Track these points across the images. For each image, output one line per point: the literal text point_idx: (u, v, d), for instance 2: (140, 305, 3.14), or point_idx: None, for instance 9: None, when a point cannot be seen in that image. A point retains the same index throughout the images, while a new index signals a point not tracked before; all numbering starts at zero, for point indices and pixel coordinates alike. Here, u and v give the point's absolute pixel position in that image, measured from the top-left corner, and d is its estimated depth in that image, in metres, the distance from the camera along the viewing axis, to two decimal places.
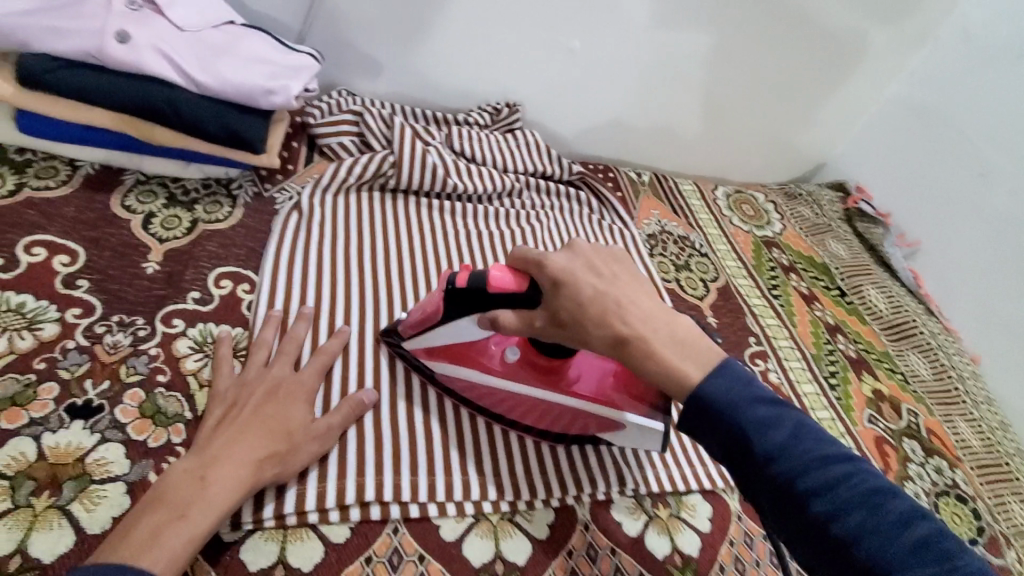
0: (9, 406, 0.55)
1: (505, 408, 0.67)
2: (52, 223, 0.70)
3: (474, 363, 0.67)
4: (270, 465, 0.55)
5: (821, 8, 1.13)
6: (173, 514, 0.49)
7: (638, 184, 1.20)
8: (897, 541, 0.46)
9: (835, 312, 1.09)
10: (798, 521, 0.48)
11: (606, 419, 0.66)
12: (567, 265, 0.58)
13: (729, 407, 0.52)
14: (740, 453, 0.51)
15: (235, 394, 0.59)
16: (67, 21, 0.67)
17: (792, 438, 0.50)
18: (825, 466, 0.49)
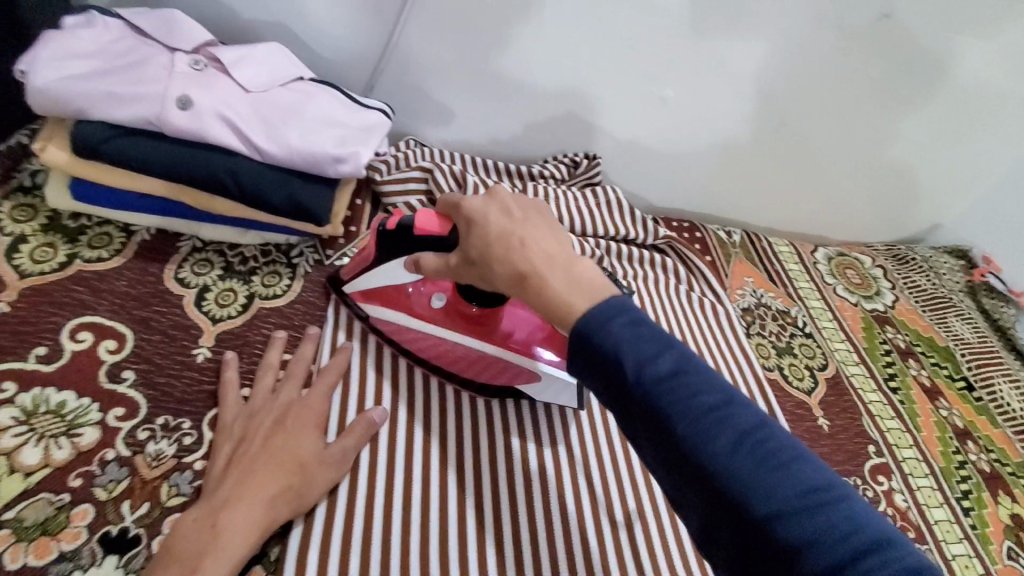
0: (39, 536, 0.48)
1: (431, 354, 0.68)
2: (101, 301, 0.64)
3: (401, 305, 0.68)
4: (284, 502, 0.53)
5: (961, 59, 0.97)
6: (187, 569, 0.47)
7: (729, 244, 1.07)
8: (770, 481, 0.39)
9: (963, 411, 0.93)
10: (664, 447, 0.41)
11: (524, 370, 0.66)
12: (481, 206, 0.54)
13: (597, 326, 0.44)
14: (604, 376, 0.44)
15: (243, 429, 0.57)
16: (126, 86, 0.61)
17: (660, 355, 0.43)
18: (693, 388, 0.41)
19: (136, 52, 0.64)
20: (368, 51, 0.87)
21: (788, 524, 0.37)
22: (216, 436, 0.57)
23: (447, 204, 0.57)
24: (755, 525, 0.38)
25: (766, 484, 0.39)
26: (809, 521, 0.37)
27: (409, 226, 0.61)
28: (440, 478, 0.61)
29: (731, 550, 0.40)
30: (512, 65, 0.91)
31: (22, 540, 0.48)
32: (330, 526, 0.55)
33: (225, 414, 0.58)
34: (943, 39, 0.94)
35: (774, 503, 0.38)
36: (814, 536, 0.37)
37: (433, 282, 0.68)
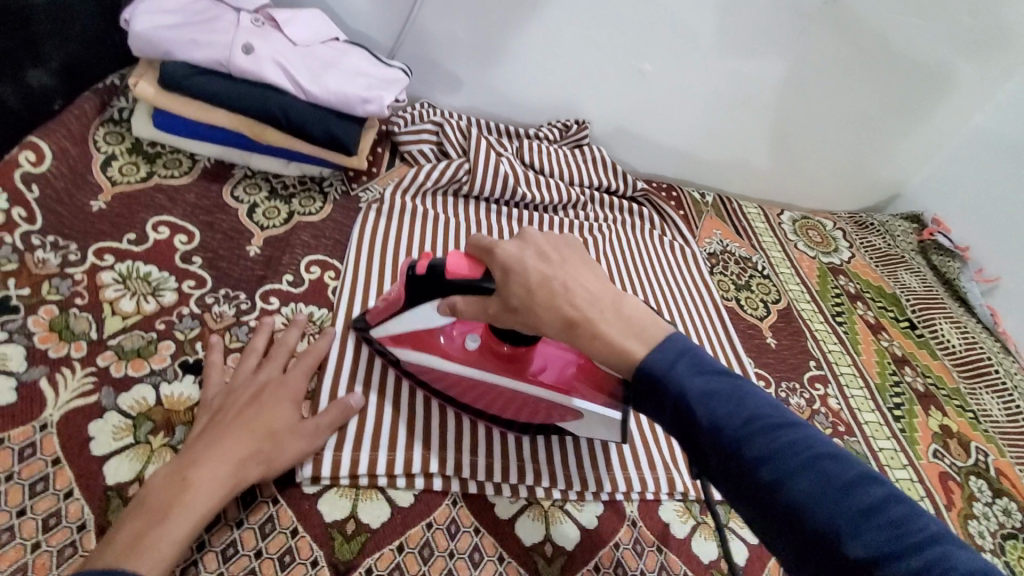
0: (135, 357, 0.63)
1: (464, 395, 0.68)
2: (176, 206, 0.80)
3: (433, 349, 0.67)
4: (253, 464, 0.56)
5: (902, 37, 1.10)
6: (156, 517, 0.50)
7: (702, 204, 1.21)
8: (848, 513, 0.42)
9: (903, 343, 1.05)
10: (751, 493, 0.46)
11: (562, 407, 0.66)
12: (516, 252, 0.59)
13: (672, 379, 0.51)
14: (685, 428, 0.50)
15: (221, 401, 0.60)
16: (203, 35, 0.78)
17: (734, 404, 0.49)
18: (772, 434, 0.47)
19: (210, 11, 0.81)
20: (389, 24, 1.03)
21: (882, 562, 0.40)
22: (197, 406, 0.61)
23: (480, 248, 0.60)
24: (851, 565, 0.41)
25: (855, 523, 0.42)
26: (893, 556, 0.40)
27: (439, 270, 0.62)
28: None
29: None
30: (511, 37, 1.06)
31: (123, 359, 0.63)
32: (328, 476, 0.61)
33: (207, 390, 0.62)
34: (885, 19, 1.08)
35: (859, 539, 0.41)
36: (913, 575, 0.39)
37: (464, 324, 0.68)
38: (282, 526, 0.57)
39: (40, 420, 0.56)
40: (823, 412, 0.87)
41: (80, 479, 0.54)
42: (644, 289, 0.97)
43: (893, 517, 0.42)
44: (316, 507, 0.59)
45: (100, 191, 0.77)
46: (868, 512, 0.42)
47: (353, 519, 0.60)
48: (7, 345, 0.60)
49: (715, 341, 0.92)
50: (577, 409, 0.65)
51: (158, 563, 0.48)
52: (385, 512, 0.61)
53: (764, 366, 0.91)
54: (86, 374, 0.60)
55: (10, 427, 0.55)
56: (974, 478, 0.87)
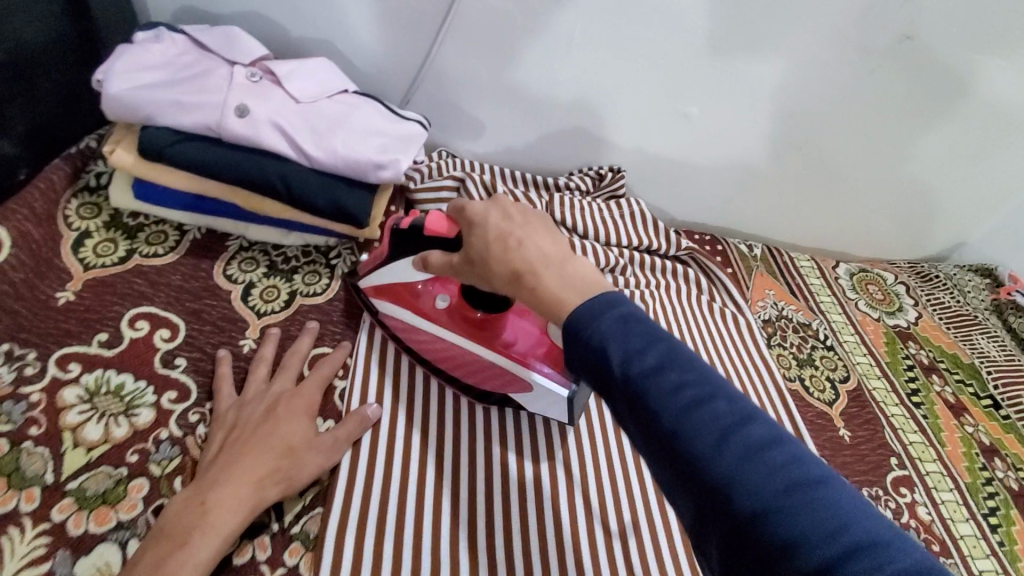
0: (99, 505, 0.52)
1: (424, 348, 0.70)
2: (158, 293, 0.68)
3: (404, 301, 0.69)
4: (273, 484, 0.54)
5: (986, 79, 0.97)
6: (175, 545, 0.48)
7: (750, 258, 1.09)
8: (751, 472, 0.37)
9: (990, 428, 0.92)
10: (652, 440, 0.41)
11: (518, 379, 0.66)
12: (483, 209, 0.55)
13: (584, 322, 0.44)
14: (592, 369, 0.44)
15: (235, 418, 0.58)
16: (190, 95, 0.67)
17: (646, 347, 0.42)
18: (681, 384, 0.40)
19: (199, 65, 0.70)
20: (406, 66, 0.92)
21: (774, 522, 0.35)
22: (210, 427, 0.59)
23: (453, 208, 0.58)
24: (740, 519, 0.36)
25: (753, 480, 0.37)
26: (791, 523, 0.35)
27: (419, 226, 0.62)
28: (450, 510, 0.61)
29: (722, 549, 0.38)
30: (541, 77, 0.95)
31: (84, 509, 0.51)
32: None
33: (219, 405, 0.60)
34: (970, 60, 0.94)
35: (756, 501, 0.36)
36: (805, 539, 0.35)
37: (441, 282, 0.69)
38: None
39: None
40: (913, 526, 0.75)
41: None
42: None
43: (798, 477, 0.37)
44: None
45: (68, 278, 0.66)
46: (769, 471, 0.37)
47: None
48: None
49: None
50: (528, 380, 0.65)
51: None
52: None
53: (840, 467, 0.79)
54: (37, 536, 0.49)
55: None
56: None
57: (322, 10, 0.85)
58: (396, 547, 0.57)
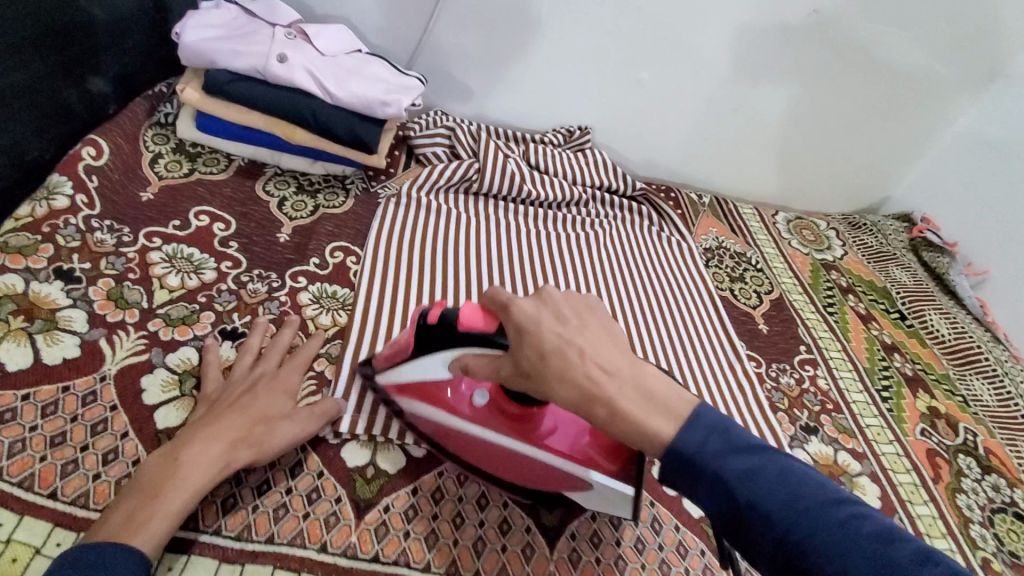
0: (181, 324, 0.71)
1: (465, 450, 0.66)
2: (214, 198, 0.88)
3: (439, 404, 0.65)
4: (243, 448, 0.58)
5: (883, 45, 1.17)
6: (148, 497, 0.53)
7: (699, 204, 1.28)
8: None
9: (893, 333, 1.09)
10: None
11: (573, 478, 0.61)
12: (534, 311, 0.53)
13: (701, 462, 0.46)
14: (721, 510, 0.45)
15: (217, 393, 0.63)
16: (243, 46, 0.88)
17: (773, 481, 0.43)
18: (819, 513, 0.41)
19: (248, 26, 0.91)
20: (406, 40, 1.13)
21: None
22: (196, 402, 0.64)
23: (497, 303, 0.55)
24: None
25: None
26: None
27: (454, 322, 0.60)
28: None
29: None
30: (513, 47, 1.15)
31: (169, 325, 0.71)
32: (350, 415, 0.69)
33: (206, 386, 0.65)
34: (867, 28, 1.14)
35: None
36: None
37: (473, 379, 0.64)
38: (310, 469, 0.64)
39: (100, 372, 0.64)
40: (812, 391, 0.92)
41: (134, 422, 0.61)
42: (638, 277, 1.04)
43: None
44: (340, 454, 0.66)
45: (148, 183, 0.86)
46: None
47: (372, 465, 0.66)
48: (71, 309, 0.68)
49: (709, 327, 0.98)
50: (585, 480, 0.61)
51: (148, 538, 0.50)
52: (401, 459, 0.68)
53: (755, 348, 0.97)
54: (138, 337, 0.68)
55: (73, 376, 0.62)
56: (963, 456, 0.90)
57: None
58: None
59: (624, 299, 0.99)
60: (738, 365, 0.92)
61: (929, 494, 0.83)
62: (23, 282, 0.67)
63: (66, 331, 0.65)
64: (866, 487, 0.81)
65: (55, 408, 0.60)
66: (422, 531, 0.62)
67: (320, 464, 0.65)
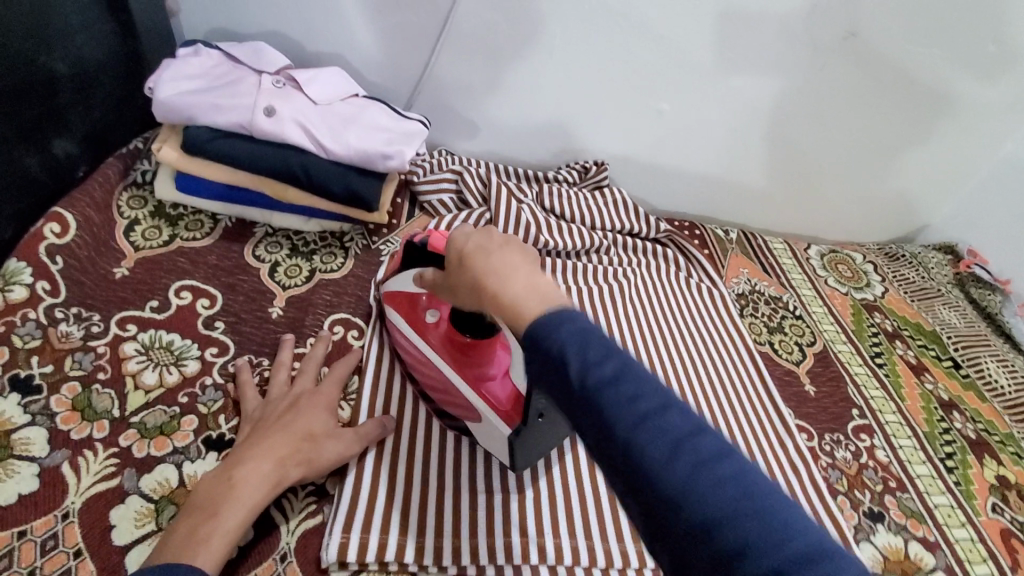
0: (157, 434, 0.61)
1: (408, 358, 0.74)
2: (197, 270, 0.79)
3: (405, 311, 0.73)
4: (293, 464, 0.58)
5: (926, 69, 1.07)
6: (207, 515, 0.53)
7: (726, 241, 1.17)
8: (701, 474, 0.36)
9: (949, 385, 1.00)
10: (610, 454, 0.39)
11: (468, 403, 0.67)
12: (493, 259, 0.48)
13: (546, 332, 0.42)
14: (553, 382, 0.42)
15: (259, 414, 0.63)
16: (225, 99, 0.78)
17: (606, 358, 0.40)
18: (640, 394, 0.39)
19: (231, 74, 0.81)
20: (407, 76, 1.04)
21: (723, 533, 0.35)
22: (239, 425, 0.63)
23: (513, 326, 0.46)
24: (694, 531, 0.35)
25: (706, 490, 0.36)
26: (742, 528, 0.35)
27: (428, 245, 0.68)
28: (450, 439, 0.71)
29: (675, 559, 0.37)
30: (523, 82, 1.06)
31: (145, 437, 0.61)
32: (358, 536, 0.59)
33: (245, 408, 0.65)
34: (909, 52, 1.05)
35: (708, 508, 0.35)
36: (756, 546, 0.34)
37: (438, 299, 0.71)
38: None
39: (62, 508, 0.54)
40: (872, 466, 0.82)
41: (102, 574, 0.51)
42: (667, 333, 0.94)
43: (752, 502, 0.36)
44: None
45: (122, 257, 0.76)
46: (725, 491, 0.36)
47: None
48: (30, 427, 0.58)
49: (751, 391, 0.89)
50: (480, 412, 0.66)
51: (208, 555, 0.50)
52: None
53: (804, 416, 0.87)
54: (107, 457, 0.58)
55: (30, 517, 0.53)
56: None
57: (333, 29, 0.97)
58: (405, 496, 0.64)
59: (656, 362, 0.89)
60: (788, 440, 0.82)
61: None
62: None
63: (23, 457, 0.56)
64: None
65: (8, 561, 0.50)
66: None
67: None
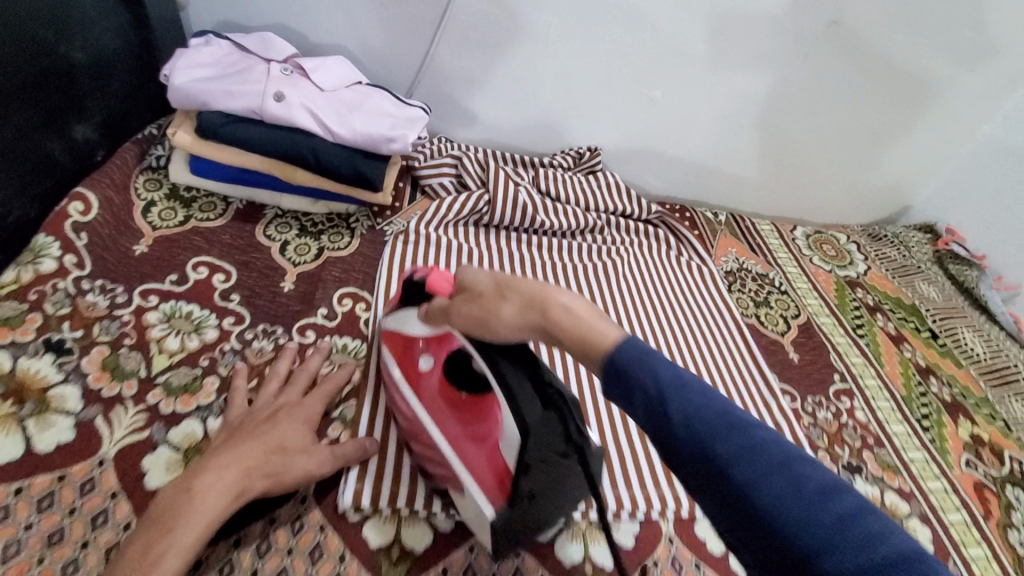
0: (183, 393, 0.66)
1: (397, 412, 0.68)
2: (212, 247, 0.83)
3: (400, 356, 0.68)
4: (259, 475, 0.56)
5: (905, 55, 1.12)
6: (163, 530, 0.50)
7: (715, 223, 1.22)
8: (816, 510, 0.36)
9: (927, 354, 1.05)
10: (717, 493, 0.39)
11: (451, 474, 0.60)
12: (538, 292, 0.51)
13: (637, 371, 0.43)
14: (652, 422, 0.42)
15: (239, 422, 0.62)
16: (237, 85, 0.83)
17: (703, 398, 0.41)
18: (744, 430, 0.39)
19: (241, 63, 0.86)
20: (407, 66, 1.08)
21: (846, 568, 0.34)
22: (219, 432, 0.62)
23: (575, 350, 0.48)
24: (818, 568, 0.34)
25: (822, 525, 0.35)
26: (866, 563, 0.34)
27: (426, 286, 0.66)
28: None
29: None
30: (519, 71, 1.11)
31: (171, 395, 0.66)
32: (371, 485, 0.64)
33: (230, 413, 0.65)
34: (887, 39, 1.10)
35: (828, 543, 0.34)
36: None
37: (436, 347, 0.65)
38: (331, 552, 0.59)
39: (99, 456, 0.59)
40: (851, 424, 0.88)
41: (139, 512, 0.56)
42: (659, 307, 0.99)
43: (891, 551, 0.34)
44: (362, 534, 0.61)
45: (141, 235, 0.81)
46: (861, 540, 0.35)
47: (398, 544, 0.61)
48: (64, 385, 0.63)
49: (738, 360, 0.93)
50: (462, 483, 0.59)
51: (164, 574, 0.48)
52: (428, 535, 0.63)
53: (788, 380, 0.92)
54: (138, 412, 0.63)
55: (69, 463, 0.58)
56: (1011, 487, 0.87)
57: (336, 21, 1.02)
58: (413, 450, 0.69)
59: (649, 334, 0.94)
60: (774, 402, 0.87)
61: (983, 534, 0.80)
62: (11, 358, 0.62)
63: (60, 412, 0.61)
64: (917, 529, 0.77)
65: (50, 501, 0.55)
66: None
67: (341, 548, 0.59)
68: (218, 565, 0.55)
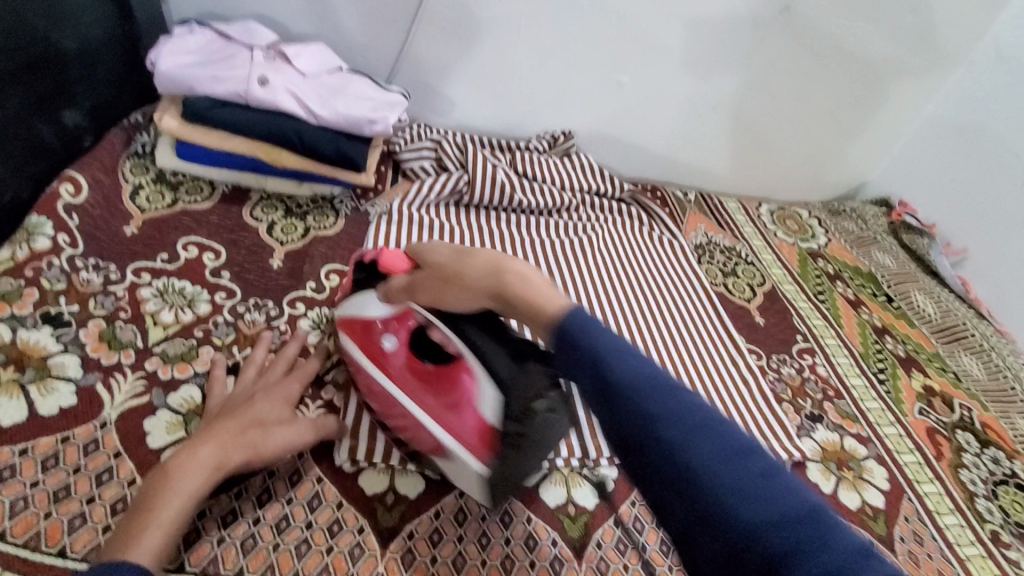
0: (179, 361, 0.69)
1: (367, 392, 0.68)
2: (201, 227, 0.86)
3: (359, 340, 0.68)
4: (235, 450, 0.56)
5: (857, 38, 1.20)
6: (145, 510, 0.50)
7: (685, 201, 1.28)
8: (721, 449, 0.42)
9: (883, 316, 1.12)
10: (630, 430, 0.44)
11: (432, 439, 0.62)
12: (498, 271, 0.59)
13: (577, 332, 0.49)
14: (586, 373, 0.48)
15: (219, 405, 0.62)
16: (222, 71, 0.86)
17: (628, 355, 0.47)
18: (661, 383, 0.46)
19: (225, 50, 0.89)
20: (386, 55, 1.12)
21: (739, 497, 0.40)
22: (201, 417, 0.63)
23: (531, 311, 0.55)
24: (711, 496, 0.40)
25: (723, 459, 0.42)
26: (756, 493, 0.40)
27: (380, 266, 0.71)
28: None
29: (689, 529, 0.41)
30: (494, 58, 1.15)
31: (168, 362, 0.68)
32: (364, 442, 0.67)
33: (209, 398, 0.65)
34: (840, 23, 1.17)
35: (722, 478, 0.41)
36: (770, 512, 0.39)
37: (399, 322, 0.67)
38: (328, 501, 0.62)
39: (100, 419, 0.61)
40: (813, 379, 0.94)
41: (141, 469, 0.59)
42: (632, 279, 1.04)
43: (757, 472, 0.41)
44: (358, 484, 0.64)
45: (130, 217, 0.83)
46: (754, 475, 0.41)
47: (392, 492, 0.65)
48: (63, 354, 0.65)
49: (707, 324, 0.99)
50: (447, 449, 0.62)
51: (148, 551, 0.48)
52: (420, 483, 0.66)
53: (754, 341, 0.99)
54: (136, 379, 0.66)
55: (72, 425, 0.60)
56: (961, 431, 0.94)
57: (314, 11, 1.05)
58: None
59: (623, 302, 0.99)
60: (741, 359, 0.94)
61: (934, 473, 0.86)
62: (10, 329, 0.65)
63: (60, 378, 0.63)
64: (874, 469, 0.83)
65: (55, 460, 0.57)
66: (448, 554, 0.61)
67: (337, 495, 0.63)
68: (220, 514, 0.58)
